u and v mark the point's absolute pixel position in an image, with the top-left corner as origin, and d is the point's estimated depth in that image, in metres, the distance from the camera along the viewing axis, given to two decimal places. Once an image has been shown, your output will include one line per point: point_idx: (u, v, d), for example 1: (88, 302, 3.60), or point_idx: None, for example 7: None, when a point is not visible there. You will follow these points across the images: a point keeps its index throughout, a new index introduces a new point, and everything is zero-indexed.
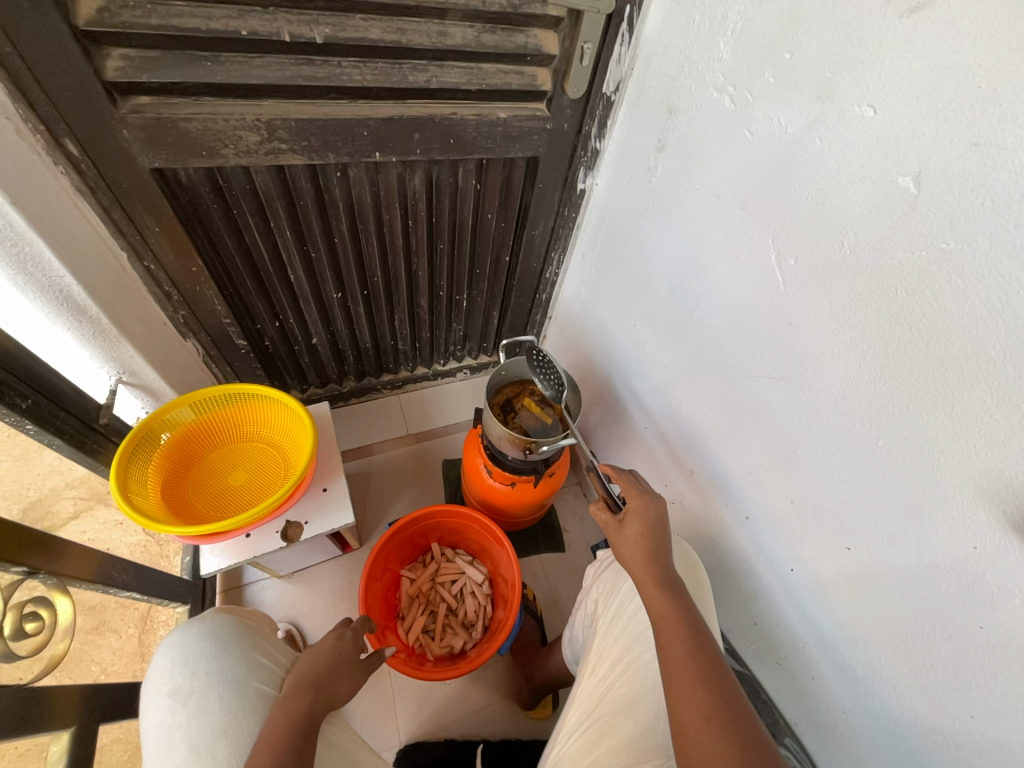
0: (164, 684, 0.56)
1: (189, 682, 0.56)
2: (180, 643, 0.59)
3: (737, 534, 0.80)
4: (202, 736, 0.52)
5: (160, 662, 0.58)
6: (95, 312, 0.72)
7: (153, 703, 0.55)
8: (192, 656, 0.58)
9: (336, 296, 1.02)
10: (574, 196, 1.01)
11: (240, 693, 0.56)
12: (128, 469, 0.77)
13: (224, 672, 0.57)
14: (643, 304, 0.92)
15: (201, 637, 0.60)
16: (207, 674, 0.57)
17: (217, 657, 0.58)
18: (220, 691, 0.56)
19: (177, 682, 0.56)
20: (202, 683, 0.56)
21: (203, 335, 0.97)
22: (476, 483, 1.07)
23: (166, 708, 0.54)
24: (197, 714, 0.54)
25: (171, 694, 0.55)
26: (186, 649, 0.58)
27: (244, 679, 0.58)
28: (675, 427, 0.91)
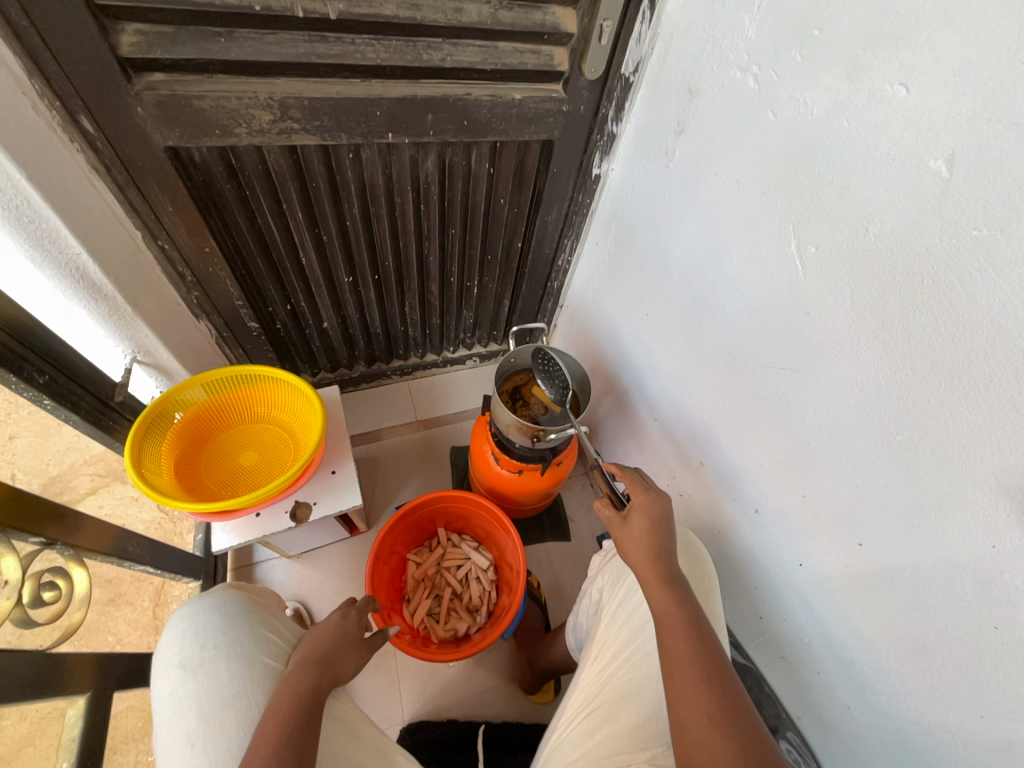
0: (175, 655, 0.58)
1: (200, 654, 0.57)
2: (191, 616, 0.60)
3: (746, 527, 0.79)
4: (211, 705, 0.54)
5: (171, 633, 0.60)
6: (110, 291, 0.73)
7: (164, 673, 0.57)
8: (202, 629, 0.59)
9: (347, 280, 1.02)
10: (589, 182, 0.99)
11: (249, 666, 0.57)
12: (143, 445, 0.78)
13: (233, 645, 0.59)
14: (656, 294, 0.90)
15: (211, 611, 0.61)
16: (216, 647, 0.58)
17: (227, 631, 0.60)
18: (230, 663, 0.57)
19: (188, 653, 0.57)
20: (212, 655, 0.57)
21: (216, 316, 0.98)
22: (483, 470, 1.07)
23: (176, 678, 0.56)
24: (207, 683, 0.55)
25: (181, 666, 0.56)
26: (196, 622, 0.60)
27: (253, 652, 0.59)
28: (685, 419, 0.90)
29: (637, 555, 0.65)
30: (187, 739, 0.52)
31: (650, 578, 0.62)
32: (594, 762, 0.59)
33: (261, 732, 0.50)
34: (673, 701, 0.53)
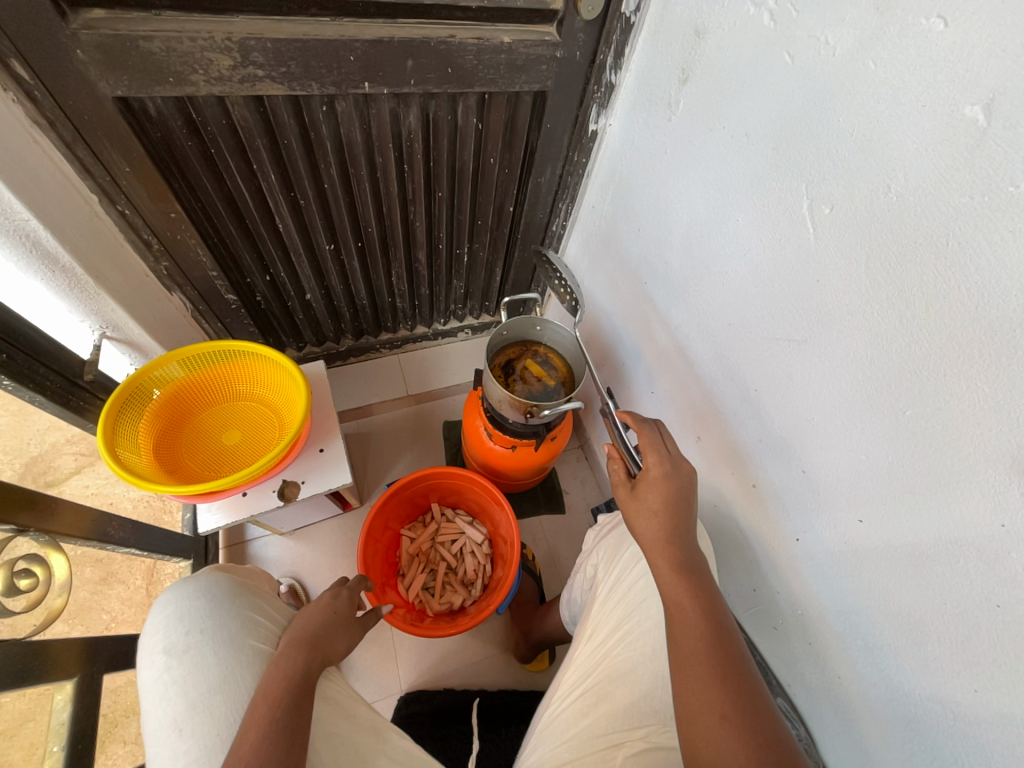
0: (159, 641, 0.56)
1: (184, 640, 0.55)
2: (175, 601, 0.59)
3: (744, 502, 0.78)
4: (199, 691, 0.52)
5: (154, 620, 0.58)
6: (68, 261, 0.67)
7: (149, 660, 0.55)
8: (187, 614, 0.57)
9: (329, 248, 0.96)
10: (585, 139, 0.92)
11: (235, 652, 0.56)
12: (116, 423, 0.75)
13: (219, 631, 0.57)
14: (656, 262, 0.86)
15: (196, 596, 0.59)
16: (201, 633, 0.57)
17: (213, 616, 0.58)
18: (216, 649, 0.55)
19: (172, 639, 0.56)
20: (197, 642, 0.55)
21: (190, 289, 0.92)
22: (476, 446, 1.05)
23: (161, 664, 0.54)
24: (194, 669, 0.54)
25: (166, 652, 0.55)
26: (180, 608, 0.58)
27: (240, 637, 0.57)
28: (683, 392, 0.88)
29: (654, 536, 0.63)
30: (174, 725, 0.51)
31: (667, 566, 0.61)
32: (587, 741, 0.59)
33: (248, 718, 0.49)
34: (682, 692, 0.53)
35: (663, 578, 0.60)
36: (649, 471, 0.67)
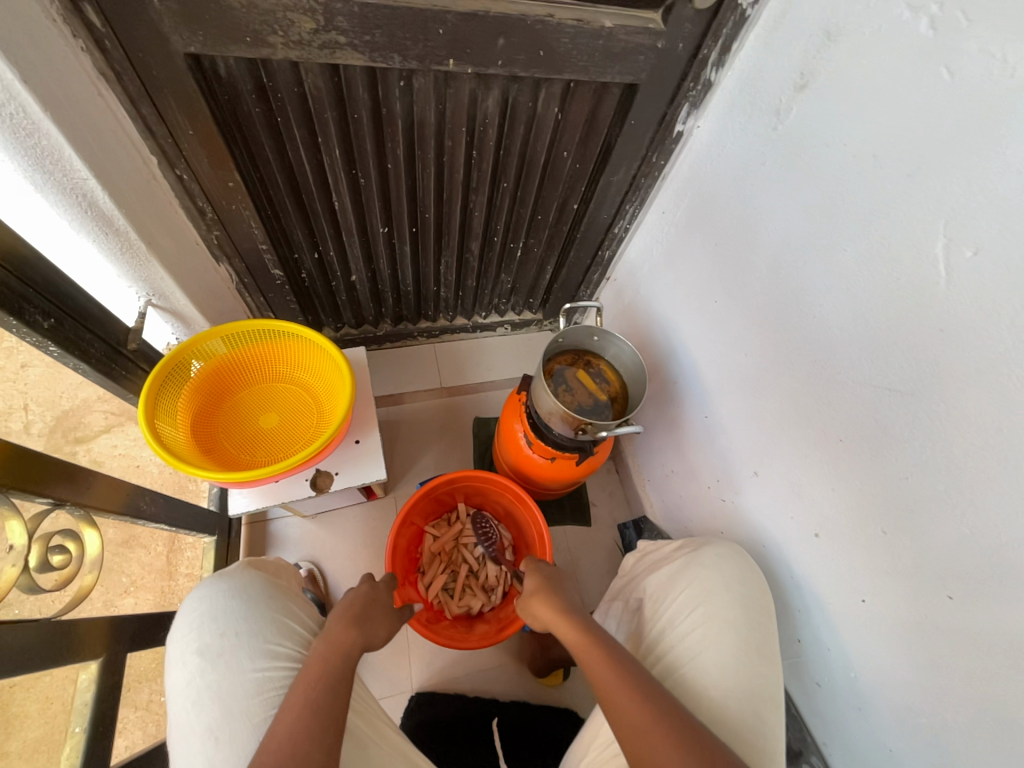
0: (191, 641, 0.54)
1: (219, 641, 0.53)
2: (210, 597, 0.56)
3: (802, 549, 0.74)
4: (234, 698, 0.51)
5: (186, 616, 0.56)
6: (122, 224, 0.64)
7: (180, 660, 0.53)
8: (222, 613, 0.55)
9: (382, 231, 0.92)
10: (667, 140, 0.85)
11: (269, 659, 0.54)
12: (157, 400, 0.72)
13: (253, 635, 0.54)
14: (731, 282, 0.80)
15: (231, 594, 0.57)
16: (237, 634, 0.54)
17: (248, 619, 0.56)
18: (251, 654, 0.53)
19: (206, 639, 0.53)
20: (232, 644, 0.53)
21: (237, 260, 0.89)
22: (512, 449, 1.00)
23: (194, 667, 0.52)
24: (229, 674, 0.52)
25: (199, 654, 0.53)
26: (215, 607, 0.55)
27: (274, 643, 0.55)
28: (743, 423, 0.83)
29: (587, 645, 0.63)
30: (206, 734, 0.49)
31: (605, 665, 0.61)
32: None
33: (290, 695, 0.49)
34: None
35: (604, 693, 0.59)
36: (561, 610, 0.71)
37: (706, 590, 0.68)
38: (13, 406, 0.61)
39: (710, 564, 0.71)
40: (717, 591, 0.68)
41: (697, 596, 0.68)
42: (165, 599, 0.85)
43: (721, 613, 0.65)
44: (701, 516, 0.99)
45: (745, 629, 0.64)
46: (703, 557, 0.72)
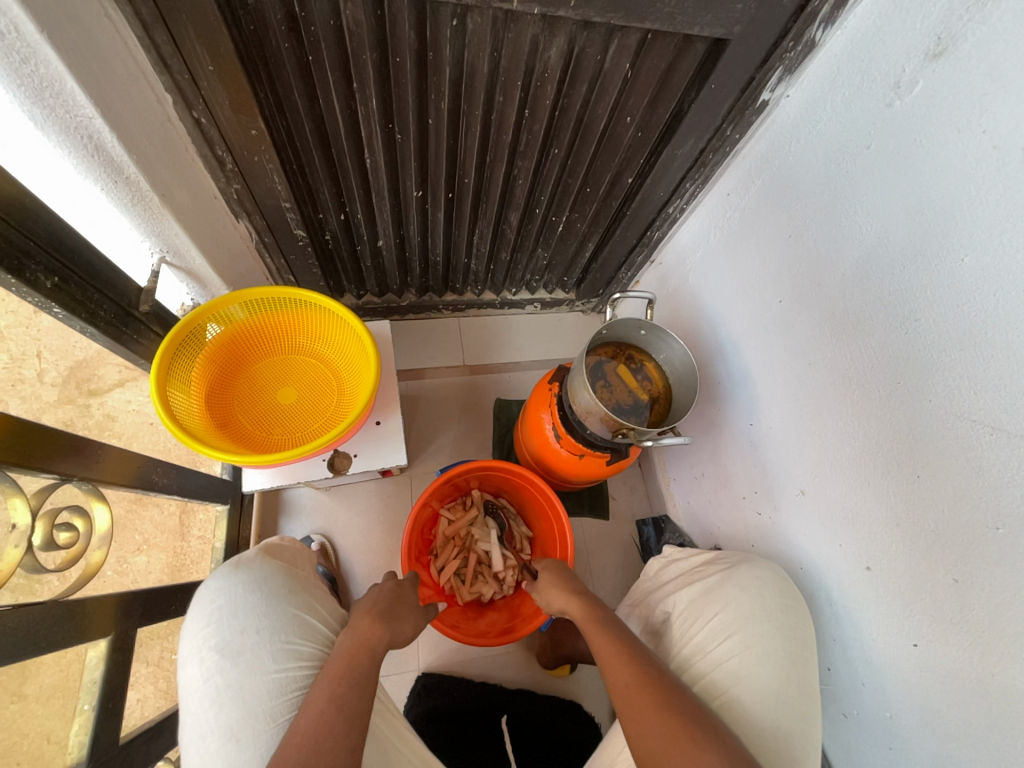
0: (209, 637, 0.52)
1: (239, 639, 0.52)
2: (229, 591, 0.54)
3: (847, 579, 0.68)
4: (256, 699, 0.49)
5: (202, 610, 0.54)
6: (133, 173, 0.57)
7: (196, 656, 0.51)
8: (241, 610, 0.53)
9: (416, 195, 0.84)
10: (747, 110, 0.74)
11: (291, 659, 0.52)
12: (170, 367, 0.67)
13: (274, 633, 0.53)
14: (804, 281, 0.71)
15: (251, 589, 0.55)
16: (257, 632, 0.53)
17: (269, 615, 0.54)
18: (272, 653, 0.52)
19: (225, 636, 0.52)
20: (252, 642, 0.52)
21: (258, 217, 0.82)
22: (536, 440, 0.93)
23: (211, 664, 0.51)
24: (250, 673, 0.51)
25: (218, 651, 0.51)
26: (234, 601, 0.54)
27: (295, 642, 0.53)
28: (794, 438, 0.77)
29: (619, 645, 0.63)
30: (229, 733, 0.48)
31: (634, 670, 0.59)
32: None
33: (314, 689, 0.49)
34: None
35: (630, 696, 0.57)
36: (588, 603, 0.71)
37: (745, 616, 0.63)
38: (25, 353, 0.56)
39: (749, 588, 0.66)
40: (758, 617, 0.63)
41: (734, 622, 0.63)
42: (177, 561, 0.83)
43: (761, 644, 0.61)
44: (730, 525, 0.94)
45: (786, 663, 0.60)
46: (740, 576, 0.68)
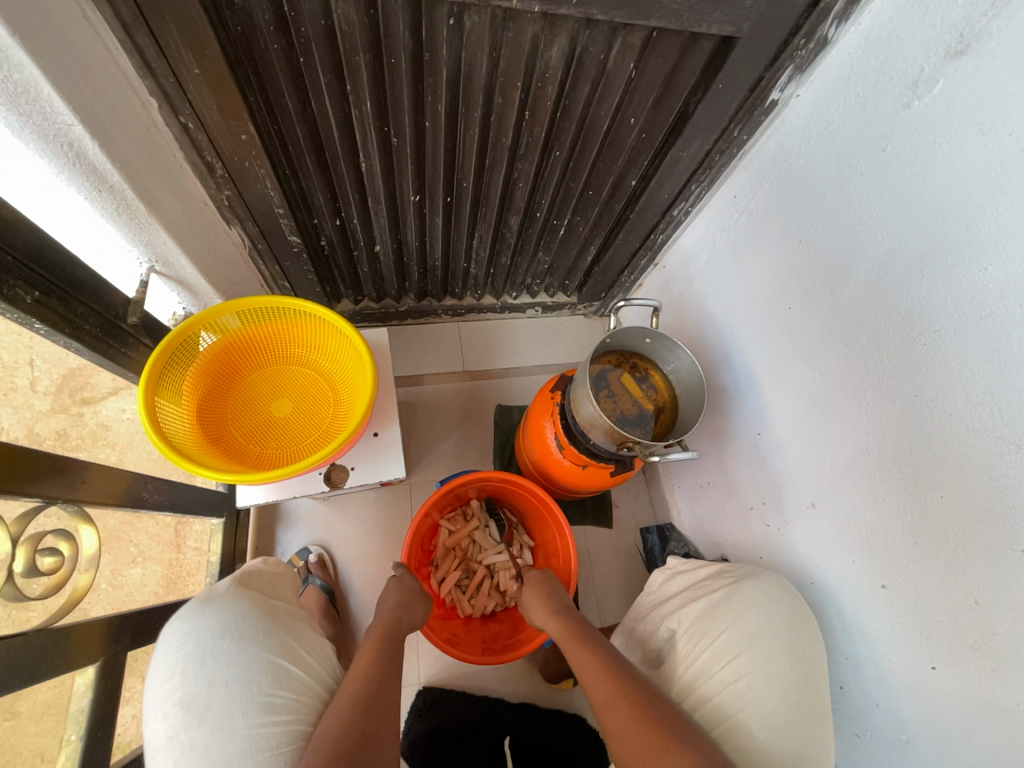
0: (175, 690, 0.48)
1: (206, 693, 0.48)
2: (195, 638, 0.51)
3: (860, 597, 0.66)
4: (225, 761, 0.45)
5: (168, 659, 0.50)
6: (117, 182, 0.54)
7: (161, 712, 0.48)
8: (209, 661, 0.50)
9: (413, 199, 0.81)
10: (756, 111, 0.72)
11: (265, 713, 0.48)
12: (160, 379, 0.65)
13: (245, 685, 0.49)
14: (814, 288, 0.69)
15: (219, 634, 0.51)
16: (226, 684, 0.49)
17: (239, 664, 0.50)
18: (243, 707, 0.48)
19: (191, 690, 0.48)
20: (221, 697, 0.48)
21: (251, 223, 0.79)
22: (537, 449, 0.91)
23: (176, 721, 0.47)
24: (218, 733, 0.46)
25: (182, 706, 0.47)
26: (201, 650, 0.50)
27: (270, 693, 0.49)
28: (804, 448, 0.74)
29: (603, 661, 0.63)
30: None
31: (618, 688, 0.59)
32: None
33: (330, 715, 0.49)
34: None
35: (614, 716, 0.57)
36: (575, 622, 0.71)
37: (753, 635, 0.61)
38: (17, 361, 0.55)
39: (757, 606, 0.63)
40: (764, 637, 0.60)
41: (742, 640, 0.61)
42: (173, 573, 0.81)
43: (769, 663, 0.58)
44: (737, 537, 0.92)
45: (795, 683, 0.57)
46: (747, 592, 0.65)
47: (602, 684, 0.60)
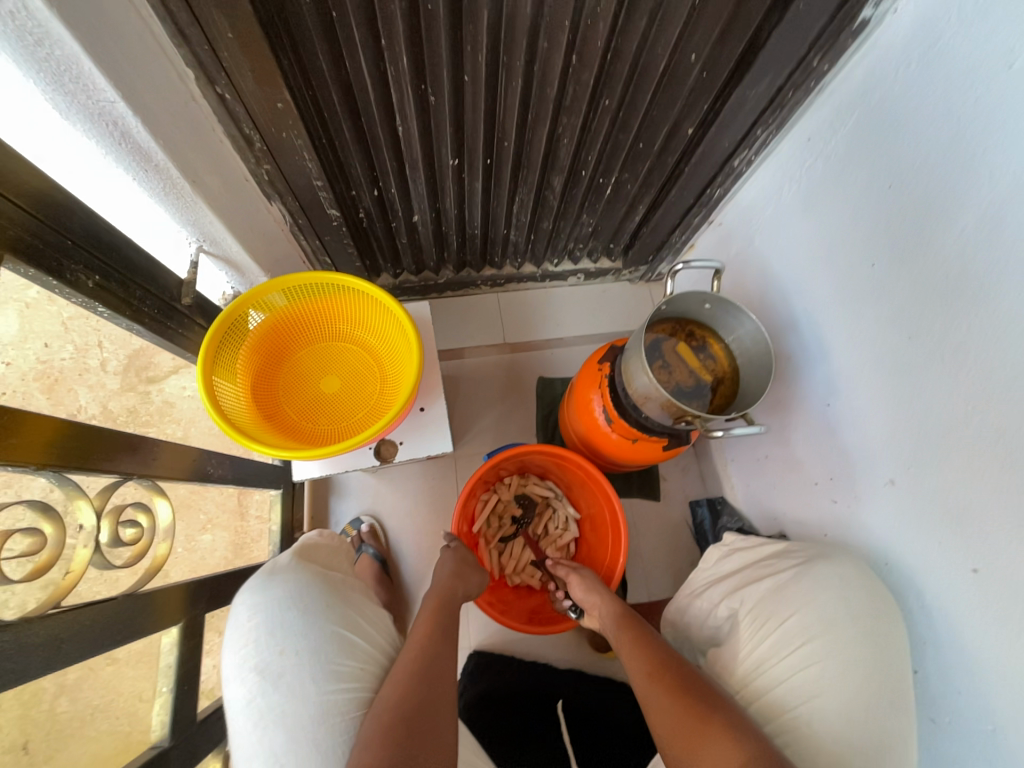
0: (249, 657, 0.50)
1: (279, 661, 0.50)
2: (265, 607, 0.53)
3: (946, 581, 0.60)
4: (301, 725, 0.48)
5: (240, 627, 0.52)
6: (161, 161, 0.54)
7: (238, 677, 0.50)
8: (280, 629, 0.52)
9: (452, 164, 0.77)
10: (842, 34, 0.62)
11: (334, 680, 0.50)
12: (215, 360, 0.66)
13: (315, 654, 0.51)
14: (906, 240, 0.61)
15: (288, 605, 0.53)
16: (296, 653, 0.51)
17: (308, 635, 0.52)
18: (314, 675, 0.50)
19: (265, 657, 0.50)
20: (293, 665, 0.50)
21: (291, 198, 0.78)
22: (583, 422, 0.88)
23: (252, 686, 0.49)
24: (292, 697, 0.49)
25: (257, 672, 0.49)
26: (272, 619, 0.52)
27: (336, 662, 0.51)
28: (882, 421, 0.68)
29: (633, 634, 0.66)
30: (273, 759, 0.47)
31: (649, 657, 0.61)
32: None
33: (390, 683, 0.50)
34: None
35: (645, 682, 0.59)
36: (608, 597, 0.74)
37: (826, 620, 0.57)
38: (88, 344, 0.57)
39: (831, 589, 0.59)
40: (842, 622, 0.57)
41: (815, 625, 0.57)
42: (239, 539, 0.86)
43: (846, 650, 0.55)
44: (798, 513, 0.87)
45: (875, 675, 0.54)
46: (819, 575, 0.61)
47: (636, 655, 0.63)
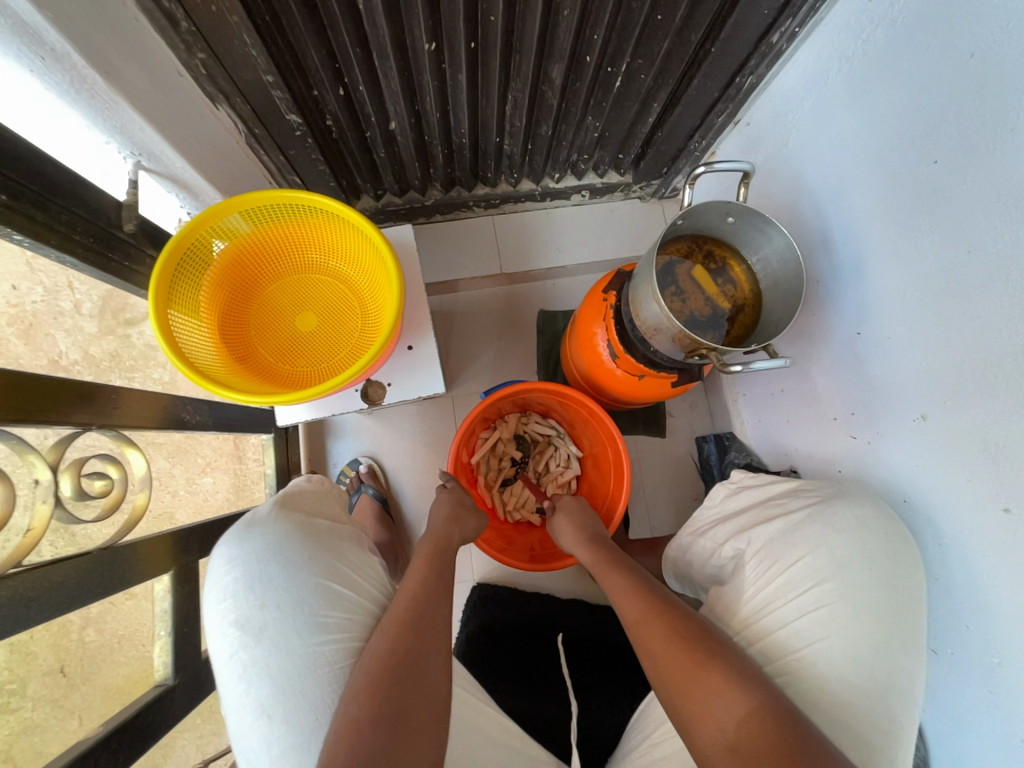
0: (229, 612, 0.49)
1: (259, 615, 0.49)
2: (242, 562, 0.51)
3: (969, 521, 0.56)
4: (286, 676, 0.47)
5: (219, 583, 0.51)
6: (57, 44, 0.43)
7: (220, 631, 0.49)
8: (259, 584, 0.50)
9: (428, 49, 0.64)
10: None
11: (319, 632, 0.49)
12: (173, 297, 0.59)
13: (298, 608, 0.49)
14: (984, 127, 0.49)
15: (266, 559, 0.51)
16: (277, 607, 0.50)
17: (288, 589, 0.50)
18: (298, 628, 0.49)
19: (245, 612, 0.49)
20: (274, 619, 0.49)
21: (241, 101, 0.66)
22: (586, 358, 0.81)
23: (235, 640, 0.48)
24: (276, 650, 0.48)
25: (238, 626, 0.49)
26: (250, 574, 0.50)
27: (321, 614, 0.50)
28: (919, 351, 0.60)
29: (626, 578, 0.64)
30: (262, 709, 0.46)
31: (644, 600, 0.60)
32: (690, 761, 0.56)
33: (379, 632, 0.49)
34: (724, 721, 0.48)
35: (638, 624, 0.58)
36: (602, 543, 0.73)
37: (837, 564, 0.55)
38: (58, 285, 0.55)
39: (846, 532, 0.56)
40: (854, 565, 0.54)
41: (826, 569, 0.55)
42: (239, 482, 0.85)
43: (856, 594, 0.53)
44: (812, 449, 0.82)
45: (884, 618, 0.52)
46: (833, 517, 0.58)
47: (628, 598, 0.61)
